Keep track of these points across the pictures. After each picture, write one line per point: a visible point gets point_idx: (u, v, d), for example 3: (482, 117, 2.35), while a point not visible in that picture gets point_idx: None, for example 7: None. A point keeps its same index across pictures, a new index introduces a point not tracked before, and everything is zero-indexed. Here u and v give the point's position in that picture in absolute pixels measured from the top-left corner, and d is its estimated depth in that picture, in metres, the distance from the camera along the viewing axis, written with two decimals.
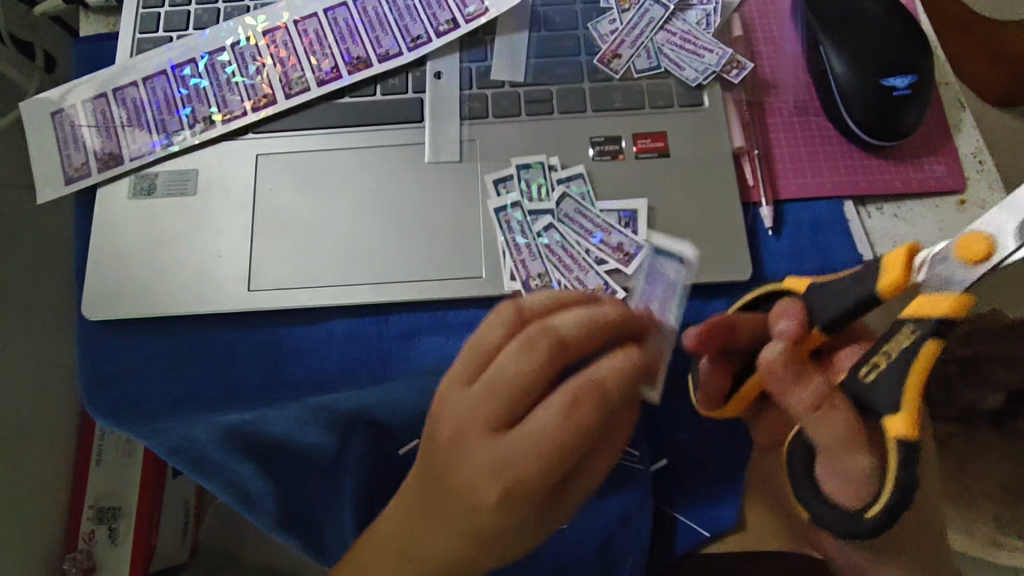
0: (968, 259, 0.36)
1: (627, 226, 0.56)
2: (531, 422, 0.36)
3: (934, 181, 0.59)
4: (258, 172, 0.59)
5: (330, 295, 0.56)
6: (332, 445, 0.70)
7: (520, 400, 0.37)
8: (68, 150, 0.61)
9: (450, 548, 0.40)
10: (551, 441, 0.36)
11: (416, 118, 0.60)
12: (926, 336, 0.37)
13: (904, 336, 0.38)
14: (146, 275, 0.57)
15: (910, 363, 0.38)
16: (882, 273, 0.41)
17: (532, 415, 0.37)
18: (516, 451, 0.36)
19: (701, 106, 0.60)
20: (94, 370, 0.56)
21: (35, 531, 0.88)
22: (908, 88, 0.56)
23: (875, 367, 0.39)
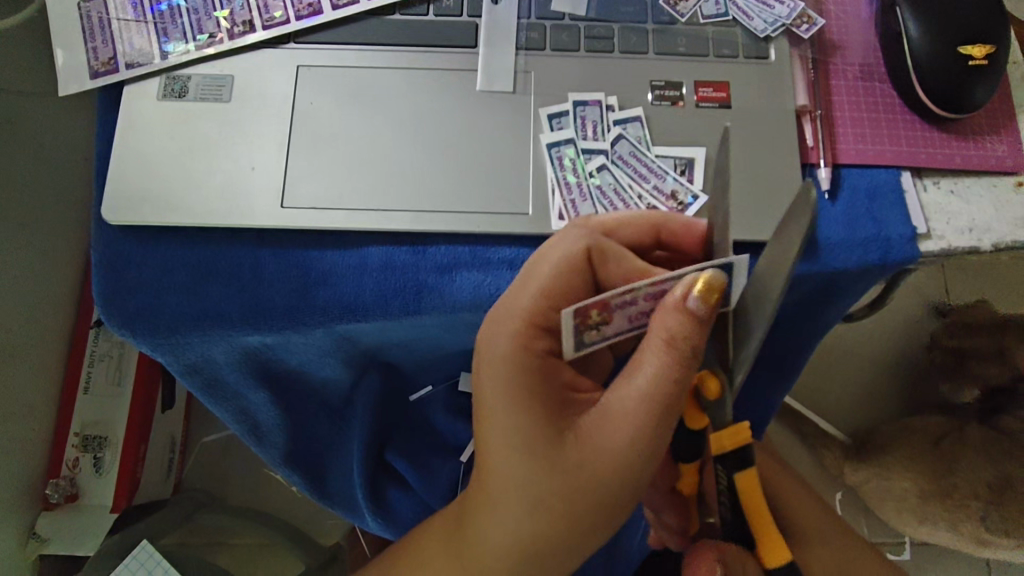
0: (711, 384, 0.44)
1: (682, 174, 0.54)
2: (488, 352, 0.47)
3: (994, 161, 0.56)
4: (298, 85, 0.56)
5: (364, 220, 0.53)
6: (346, 383, 0.68)
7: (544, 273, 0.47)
8: (95, 44, 0.58)
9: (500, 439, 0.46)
10: (502, 360, 0.46)
11: (470, 43, 0.57)
12: (732, 472, 0.44)
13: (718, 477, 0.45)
14: (172, 181, 0.54)
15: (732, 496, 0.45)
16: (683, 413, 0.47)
17: (552, 283, 0.47)
18: (482, 381, 0.47)
19: (767, 60, 0.58)
20: (114, 275, 0.53)
21: (19, 452, 0.85)
22: (984, 59, 0.53)
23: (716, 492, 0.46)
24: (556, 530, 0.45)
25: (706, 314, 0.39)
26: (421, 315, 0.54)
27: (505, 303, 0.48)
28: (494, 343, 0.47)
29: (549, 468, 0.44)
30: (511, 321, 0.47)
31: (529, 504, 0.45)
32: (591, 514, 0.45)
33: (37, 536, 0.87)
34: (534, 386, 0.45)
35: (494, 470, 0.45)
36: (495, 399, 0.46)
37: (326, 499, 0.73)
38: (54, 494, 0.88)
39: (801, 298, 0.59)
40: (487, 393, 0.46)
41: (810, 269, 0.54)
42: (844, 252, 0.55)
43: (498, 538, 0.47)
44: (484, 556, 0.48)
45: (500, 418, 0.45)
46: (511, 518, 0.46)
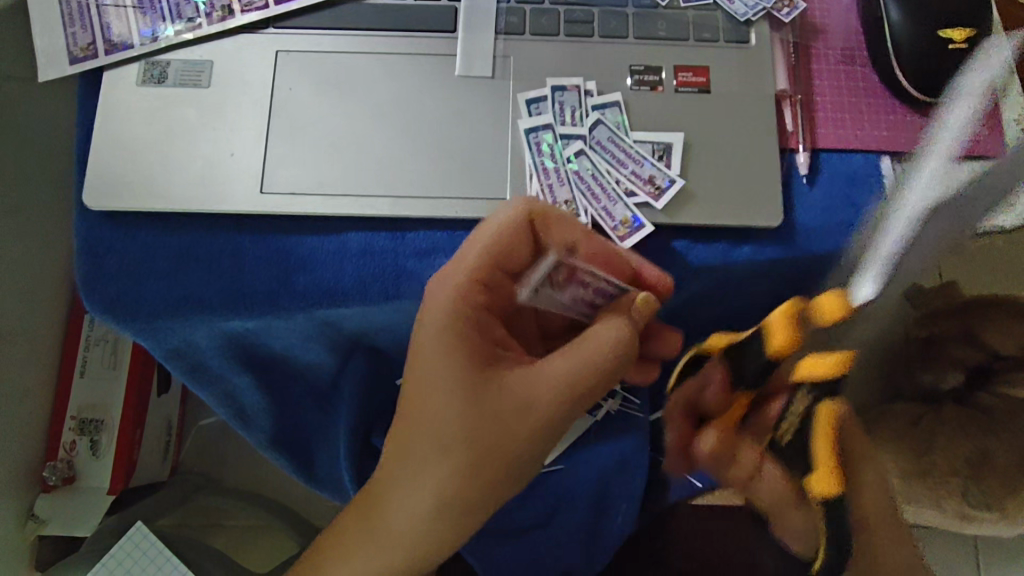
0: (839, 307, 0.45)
1: (660, 159, 0.54)
2: (428, 308, 0.49)
3: (975, 146, 0.56)
4: (276, 69, 0.56)
5: (343, 206, 0.53)
6: (331, 366, 0.68)
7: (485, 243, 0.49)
8: (73, 28, 0.58)
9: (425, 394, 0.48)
10: (445, 312, 0.48)
11: (450, 28, 0.57)
12: (818, 396, 0.47)
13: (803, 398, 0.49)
14: (151, 166, 0.54)
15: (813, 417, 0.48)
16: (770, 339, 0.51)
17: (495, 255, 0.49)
18: (422, 333, 0.49)
19: (747, 44, 0.57)
20: (94, 261, 0.54)
21: (16, 434, 0.85)
22: (964, 43, 0.53)
23: (784, 431, 0.51)
24: (467, 485, 0.48)
25: (641, 318, 0.49)
26: (401, 300, 0.55)
27: (453, 277, 0.49)
28: (439, 296, 0.49)
29: (473, 420, 0.46)
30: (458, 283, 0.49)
31: (443, 457, 0.47)
32: (501, 472, 0.48)
33: (37, 518, 0.89)
34: (469, 341, 0.48)
35: (421, 421, 0.48)
36: (431, 353, 0.48)
37: (315, 481, 0.76)
38: (52, 476, 0.89)
39: (781, 282, 0.59)
40: (424, 343, 0.48)
41: (787, 254, 0.55)
42: (821, 238, 0.55)
43: (412, 493, 0.48)
44: (394, 518, 0.49)
45: (436, 368, 0.47)
46: (427, 472, 0.48)
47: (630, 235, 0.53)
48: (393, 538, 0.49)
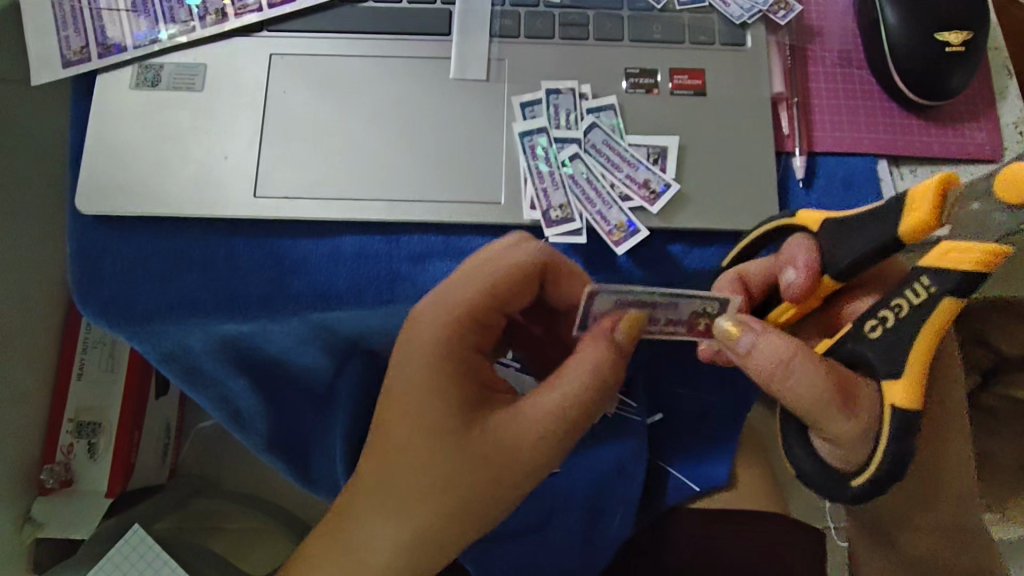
0: (1007, 194, 0.36)
1: (656, 163, 0.54)
2: (534, 407, 0.43)
3: (973, 148, 0.56)
4: (271, 73, 0.56)
5: (337, 209, 0.53)
6: (327, 370, 0.68)
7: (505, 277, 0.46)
8: (66, 32, 0.58)
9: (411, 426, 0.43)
10: (544, 425, 0.43)
11: (444, 31, 0.57)
12: (942, 295, 0.39)
13: (919, 290, 0.40)
14: (144, 171, 0.54)
15: (926, 318, 0.40)
16: (906, 213, 0.41)
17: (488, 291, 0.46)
18: (505, 424, 0.43)
19: (743, 47, 0.57)
20: (87, 266, 0.54)
21: (13, 438, 0.85)
22: (961, 46, 0.53)
23: (881, 323, 0.42)
24: (454, 528, 0.44)
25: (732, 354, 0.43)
26: (396, 304, 0.55)
27: (580, 387, 0.43)
28: (558, 410, 0.43)
29: (468, 465, 0.42)
30: (573, 396, 0.43)
31: (433, 546, 0.44)
32: (488, 513, 0.44)
33: (34, 521, 0.88)
34: (456, 376, 0.44)
35: (444, 500, 0.43)
36: (409, 387, 0.44)
37: (313, 485, 0.75)
38: (49, 479, 0.89)
39: None
40: (503, 438, 0.43)
41: None
42: None
43: (377, 547, 0.44)
44: (365, 546, 0.44)
45: (490, 467, 0.43)
46: (408, 543, 0.44)
47: (625, 239, 0.53)
48: (334, 571, 0.45)
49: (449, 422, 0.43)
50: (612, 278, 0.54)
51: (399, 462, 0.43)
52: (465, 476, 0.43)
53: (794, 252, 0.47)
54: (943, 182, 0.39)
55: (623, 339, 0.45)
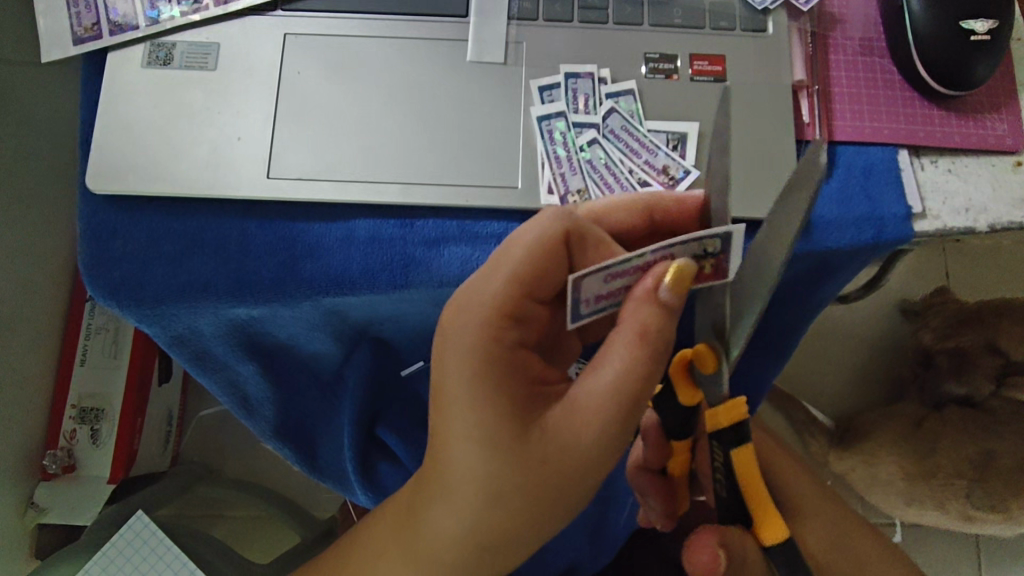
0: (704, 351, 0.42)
1: (675, 149, 0.53)
2: (588, 392, 0.41)
3: (994, 139, 0.55)
4: (285, 53, 0.55)
5: (351, 192, 0.53)
6: (336, 357, 0.67)
7: (550, 244, 0.43)
8: (77, 8, 0.57)
9: (464, 435, 0.41)
10: (607, 407, 0.41)
11: (462, 13, 0.56)
12: (727, 449, 0.43)
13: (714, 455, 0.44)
14: (156, 151, 0.53)
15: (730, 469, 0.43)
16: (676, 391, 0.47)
17: (532, 259, 0.43)
18: (564, 417, 0.41)
19: (765, 33, 0.56)
20: (97, 247, 0.53)
21: (17, 423, 0.85)
22: (986, 34, 0.52)
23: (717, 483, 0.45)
24: (521, 526, 0.43)
25: (677, 301, 0.40)
26: (409, 289, 0.54)
27: (632, 360, 0.40)
28: (617, 390, 0.40)
29: (526, 467, 0.41)
30: (628, 371, 0.40)
31: (505, 543, 0.44)
32: (556, 506, 0.42)
33: (37, 506, 0.87)
34: (502, 374, 0.42)
35: (510, 499, 0.42)
36: (454, 390, 0.42)
37: (317, 472, 0.75)
38: (52, 464, 0.89)
39: (793, 277, 0.58)
40: (562, 433, 0.41)
41: (802, 246, 0.54)
42: (838, 231, 0.54)
43: (449, 547, 0.44)
44: (433, 543, 0.45)
45: (555, 463, 0.41)
46: (478, 542, 0.44)
47: None
48: (406, 556, 0.46)
49: (510, 425, 0.41)
50: None
51: (458, 472, 0.42)
52: (529, 480, 0.41)
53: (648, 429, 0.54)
54: (681, 360, 0.45)
55: (672, 293, 0.40)
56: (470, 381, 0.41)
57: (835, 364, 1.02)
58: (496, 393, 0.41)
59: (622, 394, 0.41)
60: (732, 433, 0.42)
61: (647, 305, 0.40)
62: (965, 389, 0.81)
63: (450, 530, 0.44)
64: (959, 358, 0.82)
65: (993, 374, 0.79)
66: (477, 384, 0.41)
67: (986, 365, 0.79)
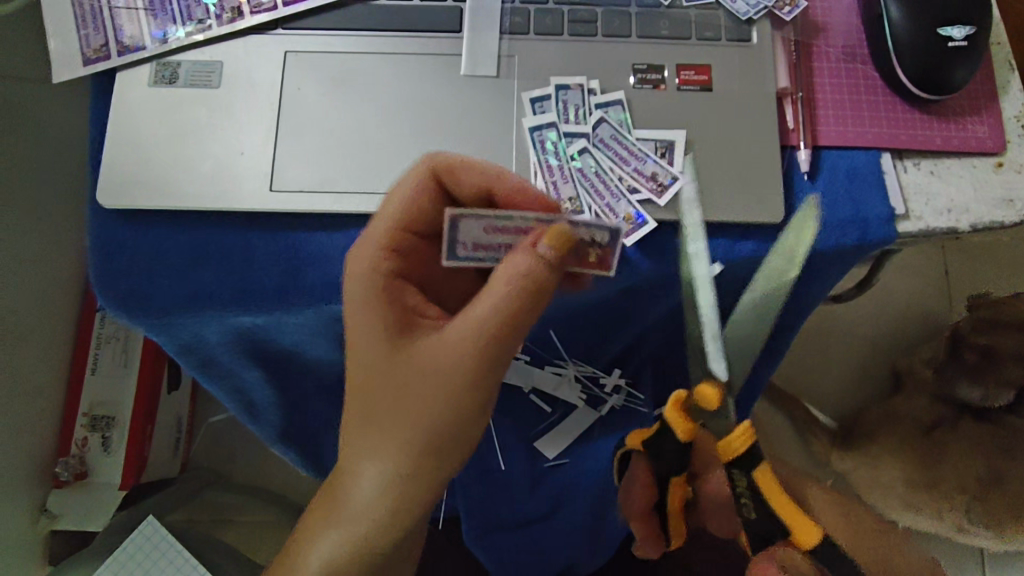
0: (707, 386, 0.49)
1: (663, 157, 0.55)
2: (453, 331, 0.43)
3: (975, 142, 0.57)
4: (285, 70, 0.57)
5: (350, 204, 0.54)
6: (339, 362, 0.69)
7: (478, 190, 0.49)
8: (86, 30, 0.59)
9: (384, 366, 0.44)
10: (469, 337, 0.42)
11: (455, 28, 0.58)
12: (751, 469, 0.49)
13: (737, 479, 0.49)
14: (163, 166, 0.56)
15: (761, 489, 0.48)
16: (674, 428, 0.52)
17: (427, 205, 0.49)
18: (440, 351, 0.43)
19: (749, 42, 0.58)
20: (106, 261, 0.55)
21: (30, 432, 0.87)
22: (965, 40, 0.54)
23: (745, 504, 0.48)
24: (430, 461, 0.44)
25: (554, 260, 0.42)
26: None
27: (496, 292, 0.42)
28: (493, 322, 0.42)
29: (441, 389, 0.43)
30: (503, 310, 0.42)
31: (420, 482, 0.44)
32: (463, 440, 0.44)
33: (49, 513, 0.91)
34: (386, 306, 0.46)
35: (429, 431, 0.43)
36: (358, 319, 0.46)
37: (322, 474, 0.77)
38: (63, 472, 0.91)
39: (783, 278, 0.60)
40: (434, 355, 0.43)
41: None
42: (823, 233, 0.56)
43: (380, 493, 0.44)
44: (355, 494, 0.44)
45: (456, 392, 0.43)
46: (402, 478, 0.44)
47: (634, 232, 0.54)
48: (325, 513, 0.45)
49: (434, 352, 0.43)
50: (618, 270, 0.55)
51: (379, 408, 0.44)
52: (448, 403, 0.43)
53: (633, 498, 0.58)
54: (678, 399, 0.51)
55: (549, 252, 0.41)
56: (370, 309, 0.45)
57: (833, 362, 1.03)
58: (369, 319, 0.45)
59: (482, 325, 0.42)
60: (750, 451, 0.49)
61: (527, 259, 0.42)
62: (981, 394, 0.79)
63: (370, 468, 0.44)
64: (990, 358, 0.79)
65: (1014, 383, 0.77)
66: (378, 311, 0.45)
67: (1012, 376, 0.77)
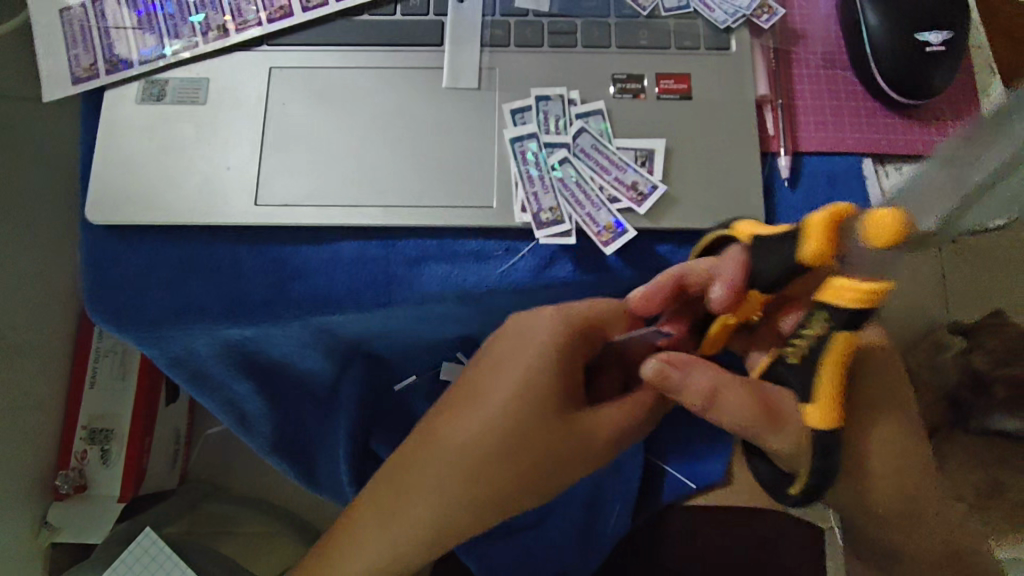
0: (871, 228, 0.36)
1: (643, 165, 0.55)
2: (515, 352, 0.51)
3: (957, 146, 0.57)
4: (270, 85, 0.58)
5: (335, 216, 0.55)
6: (329, 373, 0.69)
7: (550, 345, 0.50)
8: (75, 50, 0.60)
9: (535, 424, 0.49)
10: (600, 444, 0.50)
11: (437, 41, 0.58)
12: (836, 326, 0.40)
13: (818, 322, 0.42)
14: (150, 181, 0.56)
15: (825, 347, 0.41)
16: (803, 241, 0.42)
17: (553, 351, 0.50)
18: (593, 431, 0.50)
19: (729, 50, 0.58)
20: (98, 275, 0.56)
21: (29, 446, 0.87)
22: (942, 45, 0.54)
23: (795, 349, 0.44)
24: (472, 516, 0.49)
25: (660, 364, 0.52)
26: (393, 307, 0.56)
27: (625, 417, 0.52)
28: (610, 427, 0.51)
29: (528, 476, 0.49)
30: (615, 427, 0.51)
31: (463, 523, 0.49)
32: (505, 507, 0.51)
33: (50, 526, 0.90)
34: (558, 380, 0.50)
35: (500, 497, 0.49)
36: (533, 375, 0.49)
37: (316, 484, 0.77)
38: (63, 485, 0.91)
39: None
40: (585, 436, 0.50)
41: None
42: None
43: (422, 523, 0.49)
44: (413, 519, 0.49)
45: (533, 470, 0.49)
46: (451, 528, 0.49)
47: (614, 240, 0.54)
48: (382, 530, 0.49)
49: (580, 437, 0.49)
50: (601, 278, 0.56)
51: (490, 463, 0.48)
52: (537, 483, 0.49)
53: (725, 266, 0.48)
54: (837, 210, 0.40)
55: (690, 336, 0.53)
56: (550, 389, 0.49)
57: None
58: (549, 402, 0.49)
59: (596, 451, 0.50)
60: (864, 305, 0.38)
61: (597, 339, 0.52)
62: None
63: (445, 515, 0.49)
64: None
65: None
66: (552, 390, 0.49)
67: None
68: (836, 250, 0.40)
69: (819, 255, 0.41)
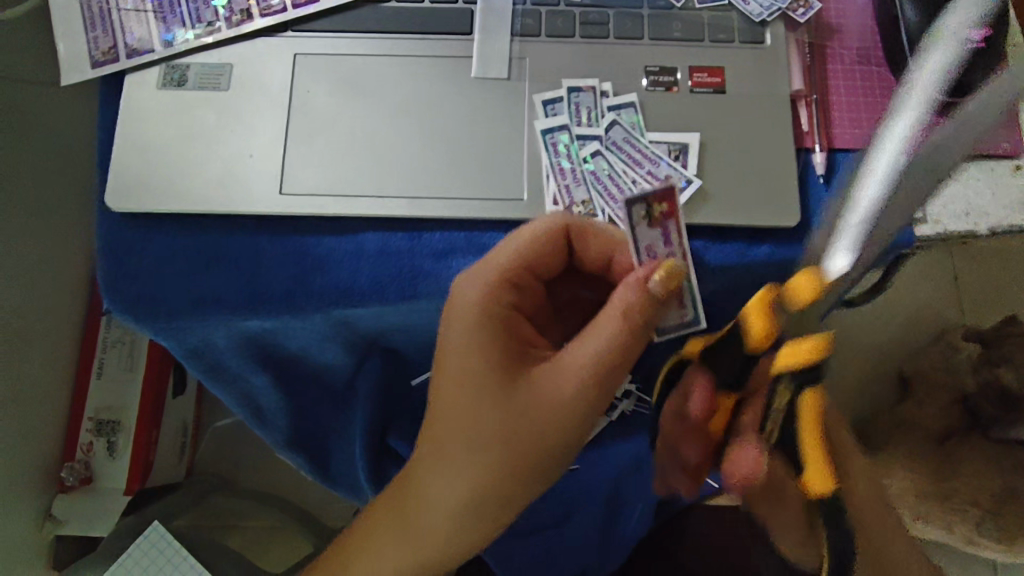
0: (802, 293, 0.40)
1: (677, 160, 0.54)
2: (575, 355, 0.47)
3: (994, 144, 0.56)
4: (297, 72, 0.57)
5: (361, 206, 0.54)
6: (347, 367, 0.68)
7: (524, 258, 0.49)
8: (95, 33, 0.59)
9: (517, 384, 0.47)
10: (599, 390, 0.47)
11: (466, 30, 0.57)
12: (799, 389, 0.39)
13: (781, 394, 0.40)
14: (170, 168, 0.55)
15: (798, 418, 0.39)
16: (749, 329, 0.42)
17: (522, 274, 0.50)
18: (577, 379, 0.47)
19: (762, 44, 0.57)
20: (115, 263, 0.54)
21: (35, 437, 0.86)
22: (982, 41, 0.53)
23: (772, 424, 0.41)
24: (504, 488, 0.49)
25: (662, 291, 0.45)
26: (417, 300, 0.55)
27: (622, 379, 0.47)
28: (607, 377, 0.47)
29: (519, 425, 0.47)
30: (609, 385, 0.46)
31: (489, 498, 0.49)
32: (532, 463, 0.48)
33: (54, 519, 0.89)
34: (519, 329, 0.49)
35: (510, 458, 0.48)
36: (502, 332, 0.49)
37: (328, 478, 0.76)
38: (69, 476, 0.90)
39: None
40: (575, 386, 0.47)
41: (806, 253, 0.55)
42: None
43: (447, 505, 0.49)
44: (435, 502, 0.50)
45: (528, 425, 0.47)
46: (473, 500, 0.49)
47: None
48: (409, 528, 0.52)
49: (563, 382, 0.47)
50: None
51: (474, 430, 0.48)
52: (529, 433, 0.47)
53: (694, 380, 0.48)
54: (765, 297, 0.41)
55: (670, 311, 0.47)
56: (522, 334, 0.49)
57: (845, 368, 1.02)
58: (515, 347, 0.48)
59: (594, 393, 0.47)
60: (810, 369, 0.38)
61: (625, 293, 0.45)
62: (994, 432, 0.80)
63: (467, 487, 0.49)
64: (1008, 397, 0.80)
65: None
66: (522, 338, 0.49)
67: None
68: (774, 331, 0.41)
69: (763, 336, 0.42)
